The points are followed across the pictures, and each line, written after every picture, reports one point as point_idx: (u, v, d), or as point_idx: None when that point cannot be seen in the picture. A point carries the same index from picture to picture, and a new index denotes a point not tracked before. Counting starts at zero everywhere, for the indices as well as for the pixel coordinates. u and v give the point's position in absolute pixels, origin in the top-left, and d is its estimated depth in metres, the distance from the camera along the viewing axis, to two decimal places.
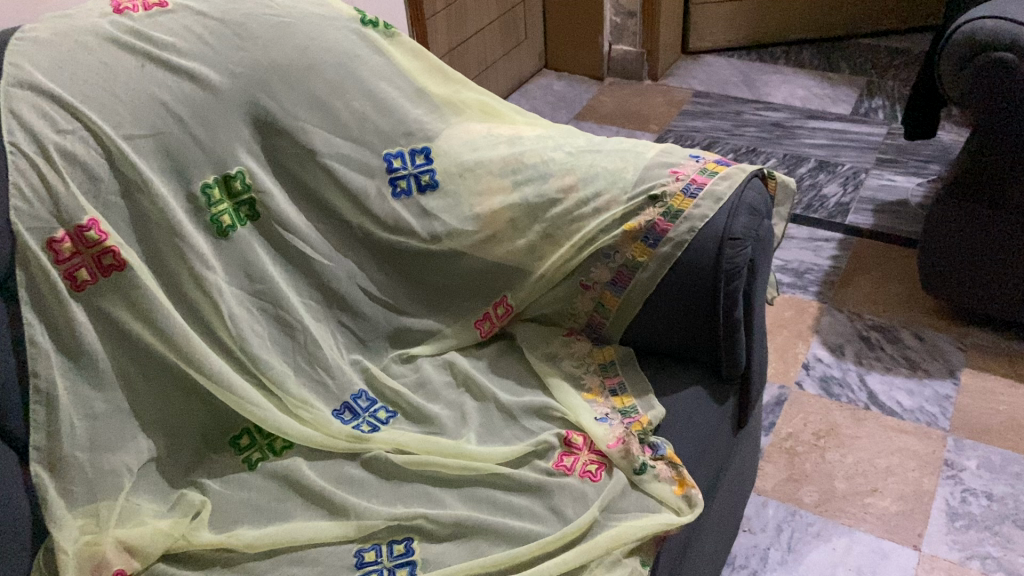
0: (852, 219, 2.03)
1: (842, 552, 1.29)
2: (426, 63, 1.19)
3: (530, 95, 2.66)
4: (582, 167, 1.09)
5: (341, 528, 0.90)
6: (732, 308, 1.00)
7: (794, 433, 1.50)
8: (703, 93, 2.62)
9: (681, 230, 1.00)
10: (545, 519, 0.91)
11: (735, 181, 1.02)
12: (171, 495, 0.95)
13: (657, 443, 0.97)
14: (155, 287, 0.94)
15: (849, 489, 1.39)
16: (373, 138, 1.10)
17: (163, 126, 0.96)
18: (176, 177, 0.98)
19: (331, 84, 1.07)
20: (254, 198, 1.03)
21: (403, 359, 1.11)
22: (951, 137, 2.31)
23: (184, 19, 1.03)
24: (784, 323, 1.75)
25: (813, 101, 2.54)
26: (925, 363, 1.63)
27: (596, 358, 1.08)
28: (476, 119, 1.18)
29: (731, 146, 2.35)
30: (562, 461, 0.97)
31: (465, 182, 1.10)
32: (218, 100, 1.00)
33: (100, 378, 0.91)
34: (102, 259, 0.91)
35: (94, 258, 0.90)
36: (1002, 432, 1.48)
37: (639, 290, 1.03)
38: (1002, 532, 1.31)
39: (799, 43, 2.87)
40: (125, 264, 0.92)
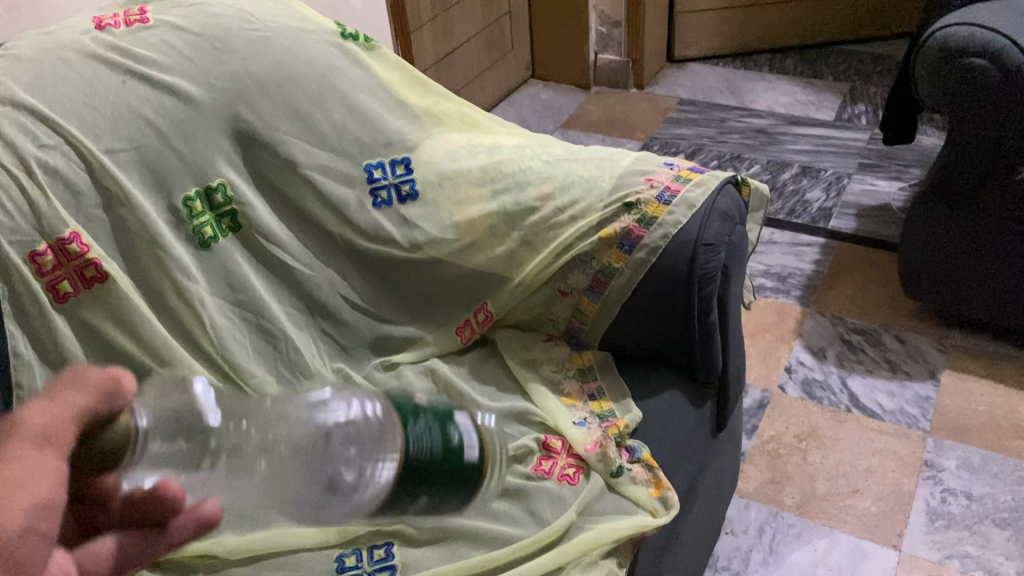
0: (834, 224, 2.05)
1: (823, 553, 1.31)
2: (405, 74, 1.21)
3: (516, 104, 2.68)
4: (559, 175, 1.10)
5: (323, 535, 0.91)
6: (707, 312, 1.01)
7: (776, 436, 1.51)
8: (688, 101, 2.65)
9: (655, 236, 1.02)
10: (523, 523, 0.92)
11: (707, 188, 1.04)
12: None
13: (634, 446, 0.99)
14: (136, 298, 0.96)
15: (830, 490, 1.41)
16: (353, 149, 1.11)
17: (144, 139, 0.98)
18: (157, 190, 0.99)
19: (311, 96, 1.09)
20: (236, 210, 1.05)
21: (386, 367, 1.11)
22: (932, 141, 2.34)
23: (164, 34, 1.04)
24: (766, 327, 1.77)
25: (796, 107, 2.57)
26: (906, 365, 1.65)
27: (575, 363, 1.10)
28: (455, 129, 1.20)
29: (716, 153, 2.37)
30: (540, 465, 0.98)
31: (444, 191, 1.12)
32: (198, 114, 1.02)
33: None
34: (85, 272, 0.92)
35: (77, 271, 0.92)
36: (982, 433, 1.49)
37: (616, 296, 1.05)
38: (981, 532, 1.33)
39: (784, 50, 2.89)
40: (108, 276, 0.93)
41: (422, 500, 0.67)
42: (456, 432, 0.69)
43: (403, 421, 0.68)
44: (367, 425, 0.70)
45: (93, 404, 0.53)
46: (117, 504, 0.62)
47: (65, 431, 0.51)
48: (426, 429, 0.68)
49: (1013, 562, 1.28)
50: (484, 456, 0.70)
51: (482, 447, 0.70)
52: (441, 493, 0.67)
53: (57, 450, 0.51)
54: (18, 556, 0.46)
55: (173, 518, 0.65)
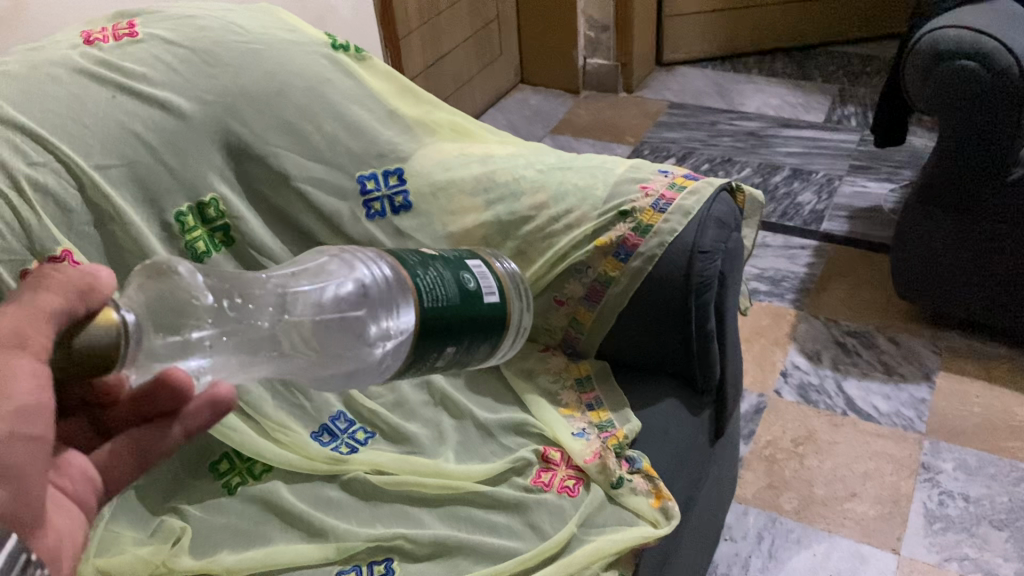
0: (826, 226, 2.06)
1: (822, 558, 1.31)
2: (397, 84, 1.20)
3: (506, 110, 2.67)
4: (553, 184, 1.10)
5: (321, 551, 0.90)
6: (704, 320, 1.01)
7: (773, 440, 1.51)
8: (678, 104, 2.65)
9: (651, 244, 1.02)
10: (524, 536, 0.92)
11: (702, 195, 1.04)
12: (151, 523, 0.94)
13: (634, 456, 0.98)
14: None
15: (827, 495, 1.40)
16: (346, 160, 1.10)
17: (134, 155, 0.97)
18: (148, 206, 0.99)
19: (302, 109, 1.08)
20: (228, 224, 1.04)
21: None
22: (922, 142, 2.34)
23: (153, 48, 1.03)
24: (760, 331, 1.77)
25: (786, 109, 2.57)
26: (901, 367, 1.65)
27: (573, 372, 1.09)
28: (449, 139, 1.19)
29: (706, 157, 2.37)
30: (539, 477, 0.98)
31: (437, 202, 1.11)
32: (188, 128, 1.01)
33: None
34: None
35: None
36: (978, 434, 1.50)
37: (612, 305, 1.05)
38: (979, 534, 1.33)
39: (772, 52, 2.90)
40: None
41: (448, 349, 0.80)
42: (467, 282, 0.83)
43: (413, 276, 0.79)
44: (379, 288, 0.78)
45: (66, 301, 0.53)
46: (124, 399, 0.63)
47: (37, 330, 0.51)
48: (438, 281, 0.80)
49: (1011, 564, 1.28)
50: (502, 301, 0.86)
51: (497, 293, 0.86)
52: (462, 338, 0.81)
53: (30, 355, 0.50)
54: (2, 461, 0.46)
55: (184, 405, 0.64)
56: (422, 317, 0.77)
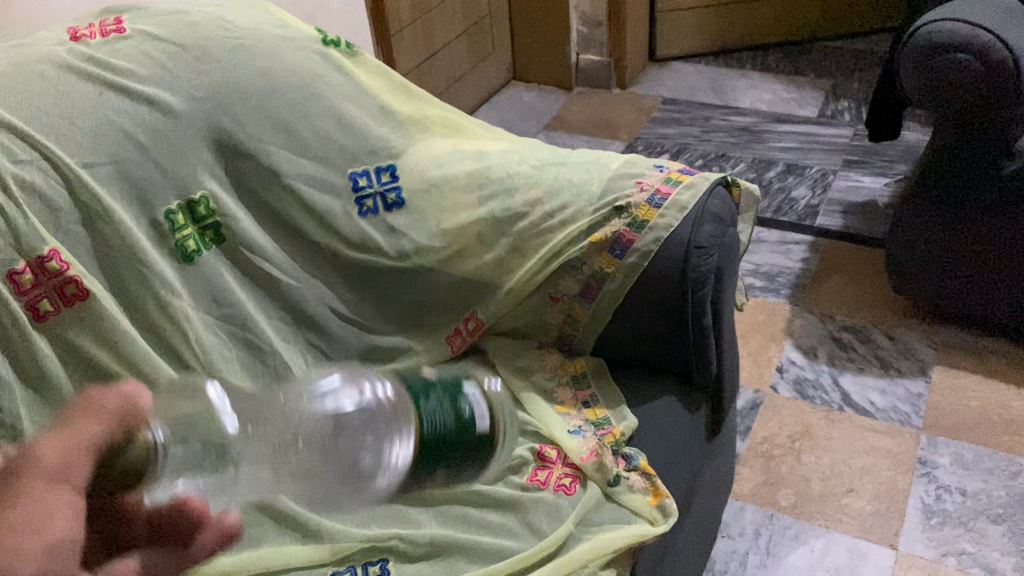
0: (821, 221, 2.05)
1: (820, 554, 1.30)
2: (390, 80, 1.19)
3: (499, 107, 2.66)
4: (547, 180, 1.09)
5: (317, 553, 0.90)
6: (701, 315, 1.00)
7: (770, 436, 1.51)
8: (672, 100, 2.64)
9: (647, 239, 1.01)
10: (520, 535, 0.91)
11: (698, 190, 1.03)
12: None
13: (630, 453, 0.97)
14: (119, 315, 0.94)
15: (824, 491, 1.40)
16: (338, 157, 1.09)
17: (123, 153, 0.96)
18: (138, 205, 0.98)
19: (293, 105, 1.07)
20: (220, 222, 1.03)
21: None
22: (916, 136, 2.34)
23: (141, 44, 1.02)
24: (756, 327, 1.76)
25: (779, 104, 2.57)
26: (896, 362, 1.64)
27: (568, 369, 1.08)
28: (442, 135, 1.18)
29: (700, 152, 2.36)
30: (536, 475, 0.97)
31: (430, 199, 1.10)
32: (178, 125, 0.99)
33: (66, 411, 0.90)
34: (64, 289, 0.90)
35: (57, 289, 0.90)
36: (974, 429, 1.49)
37: (608, 301, 1.04)
38: (976, 528, 1.33)
39: (766, 47, 2.89)
40: (89, 293, 0.91)
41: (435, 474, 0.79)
42: (466, 404, 0.79)
43: (417, 400, 0.79)
44: (383, 411, 0.80)
45: (107, 430, 0.55)
46: (141, 520, 0.67)
47: (78, 464, 0.53)
48: (437, 409, 0.77)
49: (1009, 558, 1.28)
50: (496, 421, 0.81)
51: (492, 416, 0.81)
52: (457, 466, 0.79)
53: (70, 486, 0.53)
54: None
55: (199, 531, 0.69)
56: (420, 447, 0.77)
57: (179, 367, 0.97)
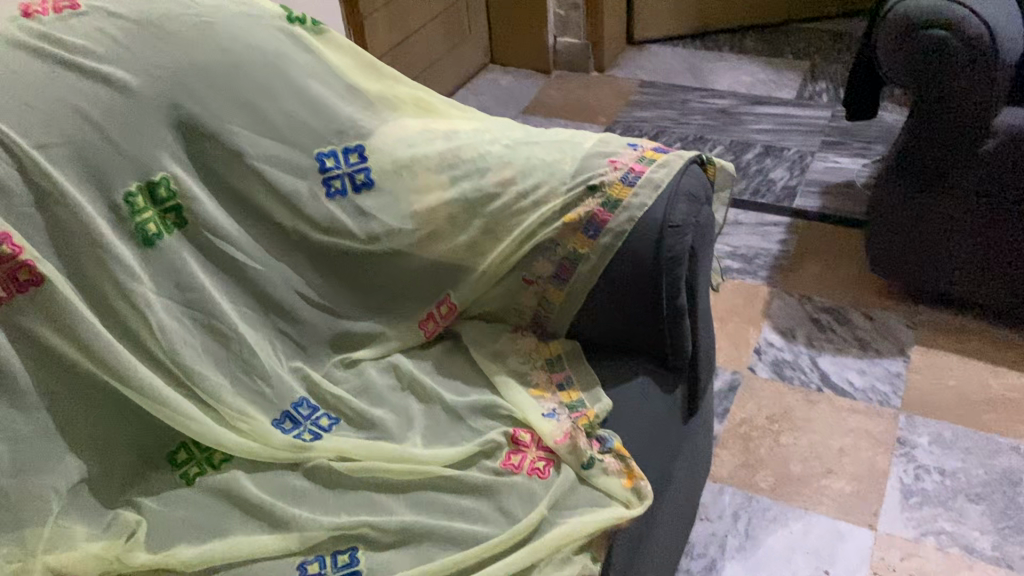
0: (799, 202, 2.04)
1: (799, 535, 1.29)
2: (357, 59, 1.16)
3: (476, 91, 2.63)
4: (520, 160, 1.06)
5: (284, 541, 0.87)
6: (675, 296, 0.98)
7: (748, 418, 1.50)
8: (650, 83, 2.62)
9: (620, 219, 0.99)
10: (493, 520, 0.89)
11: (673, 168, 1.00)
12: (106, 516, 0.91)
13: (604, 436, 0.96)
14: (77, 302, 0.90)
15: (804, 472, 1.39)
16: (304, 138, 1.07)
17: (79, 133, 0.93)
18: (96, 187, 0.94)
19: (257, 85, 1.04)
20: (181, 205, 1.00)
21: (345, 364, 1.08)
22: (894, 117, 2.33)
23: (97, 21, 0.99)
24: (734, 309, 1.75)
25: (757, 86, 2.55)
26: (875, 343, 1.64)
27: (543, 353, 1.06)
28: (412, 114, 1.15)
29: (679, 135, 2.35)
30: (509, 459, 0.95)
31: (400, 180, 1.08)
32: (136, 105, 0.96)
33: (22, 400, 0.87)
34: (18, 275, 0.87)
35: (9, 275, 0.86)
36: (953, 408, 1.49)
37: (582, 283, 1.02)
38: (955, 507, 1.32)
39: (743, 30, 2.88)
40: (44, 280, 0.88)
41: None
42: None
43: None
44: None
45: None
46: None
47: None
48: None
49: (988, 537, 1.28)
50: None
51: None
52: None
53: None
54: None
55: None
56: None
57: (141, 355, 0.95)
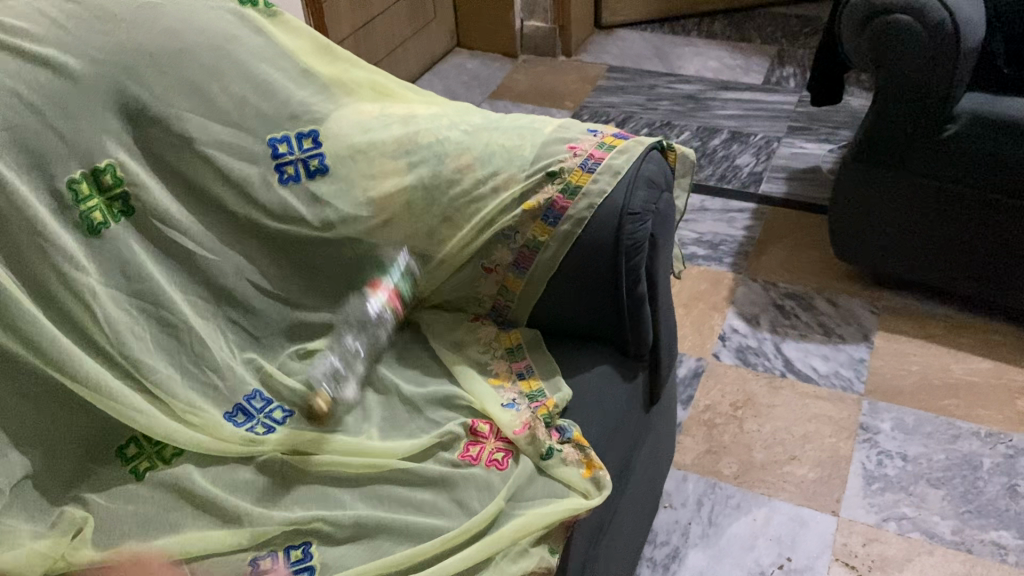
0: (765, 188, 2.04)
1: (762, 522, 1.29)
2: (312, 41, 1.13)
3: (441, 75, 2.60)
4: (479, 146, 1.03)
5: (234, 537, 0.85)
6: (635, 283, 0.96)
7: (712, 405, 1.49)
8: (617, 68, 2.60)
9: (580, 207, 0.96)
10: (451, 514, 0.87)
11: (632, 154, 0.98)
12: (51, 515, 0.88)
13: (564, 426, 0.93)
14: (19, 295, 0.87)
15: (767, 459, 1.39)
16: (255, 123, 1.04)
17: (19, 121, 0.89)
18: (39, 176, 0.90)
19: (207, 69, 1.01)
20: (128, 193, 0.97)
21: (302, 355, 1.05)
22: (859, 102, 2.34)
23: (38, 3, 0.96)
24: (699, 296, 1.74)
25: (724, 71, 2.54)
26: (839, 329, 1.64)
27: (503, 342, 1.04)
28: (368, 99, 1.13)
29: (645, 121, 2.33)
30: (467, 452, 0.93)
31: (356, 167, 1.05)
32: (80, 90, 0.93)
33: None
34: None
35: None
36: (915, 393, 1.49)
37: (542, 271, 0.99)
38: (917, 492, 1.33)
39: (712, 14, 2.87)
40: None
41: None
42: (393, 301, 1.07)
43: None
44: None
45: None
46: None
47: None
48: None
49: (948, 521, 1.28)
50: None
51: None
52: None
53: None
54: None
55: None
56: None
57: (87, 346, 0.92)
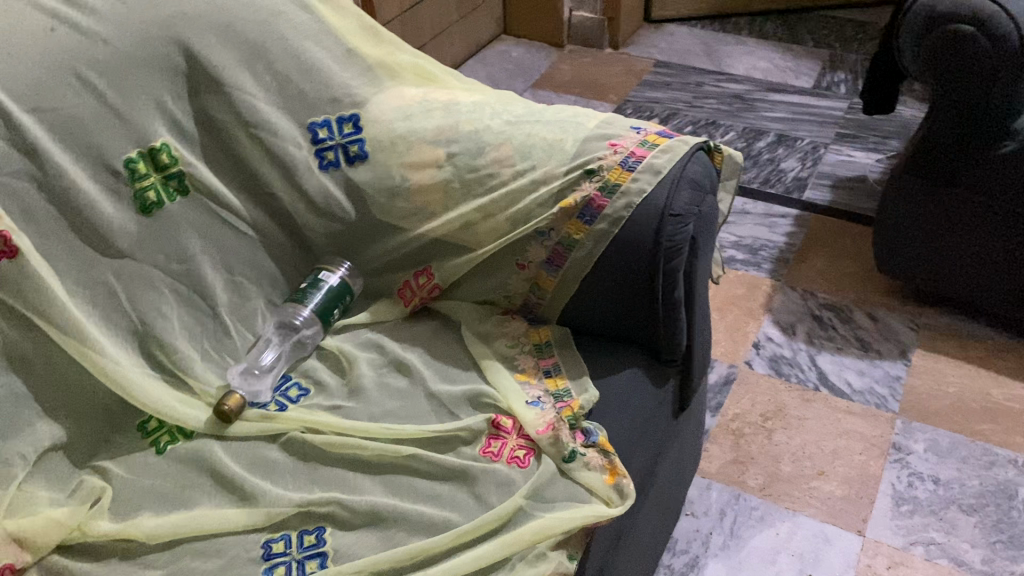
0: (809, 195, 2.00)
1: (785, 537, 1.27)
2: (358, 22, 1.12)
3: (485, 62, 2.58)
4: (520, 137, 1.01)
5: (248, 517, 0.84)
6: (672, 288, 0.93)
7: (741, 414, 1.46)
8: (665, 63, 2.56)
9: (618, 206, 0.93)
10: (468, 509, 0.85)
11: (676, 154, 0.95)
12: (71, 482, 0.89)
13: (589, 429, 0.91)
14: (54, 282, 0.88)
15: (794, 472, 1.36)
16: (296, 104, 1.04)
17: (65, 93, 0.88)
18: (79, 147, 0.90)
19: (252, 46, 1.01)
20: (183, 172, 0.99)
21: (338, 330, 1.07)
22: (911, 112, 2.28)
23: None
24: (734, 300, 1.71)
25: (774, 72, 2.49)
26: (877, 343, 1.60)
27: (531, 338, 1.02)
28: (411, 84, 1.11)
29: (690, 119, 2.29)
30: (489, 446, 0.91)
31: (394, 153, 1.03)
32: (123, 60, 0.92)
33: (25, 359, 0.88)
34: None
35: None
36: (951, 415, 1.45)
37: (575, 270, 0.97)
38: (947, 518, 1.29)
39: (764, 13, 2.82)
40: (17, 252, 0.84)
41: None
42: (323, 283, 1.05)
43: None
44: None
45: None
46: None
47: None
48: None
49: (978, 550, 1.25)
50: None
51: None
52: None
53: None
54: None
55: None
56: None
57: (113, 330, 0.94)
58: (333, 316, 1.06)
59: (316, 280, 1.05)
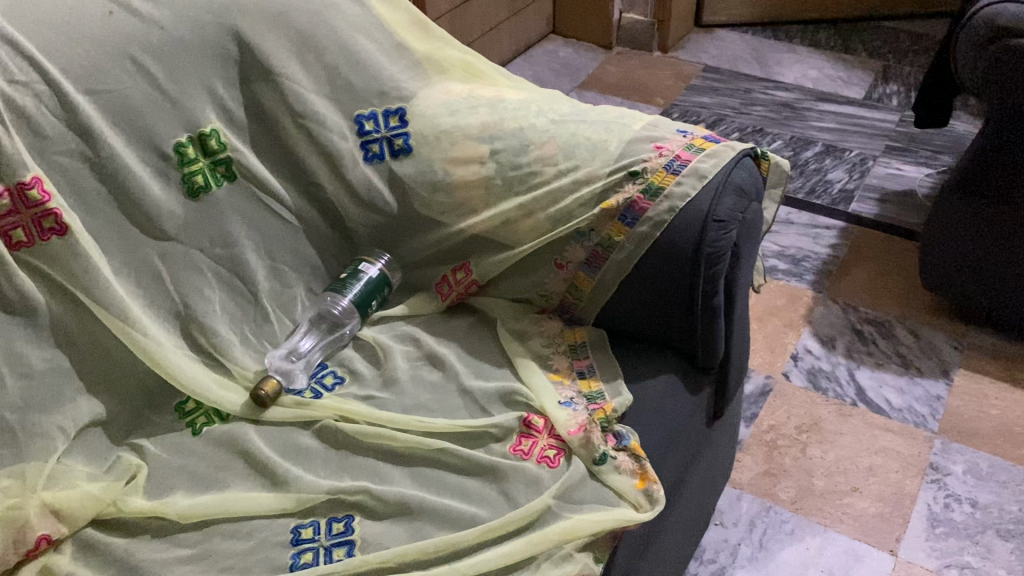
0: (855, 207, 1.97)
1: (815, 552, 1.25)
2: (408, 16, 1.13)
3: (533, 61, 2.58)
4: (564, 136, 1.01)
5: (279, 501, 0.85)
6: (712, 294, 0.92)
7: (776, 426, 1.45)
8: (714, 68, 2.54)
9: (660, 209, 0.93)
10: (496, 506, 0.85)
11: (722, 159, 0.94)
12: (108, 458, 0.90)
13: (621, 432, 0.91)
14: (101, 262, 0.89)
15: (827, 488, 1.34)
16: (344, 96, 1.05)
17: (119, 76, 0.90)
18: (131, 129, 0.92)
19: (302, 36, 1.02)
20: (231, 158, 1.00)
21: (375, 322, 1.07)
22: (965, 128, 2.23)
23: None
24: (774, 311, 1.69)
25: (824, 82, 2.46)
26: (919, 361, 1.57)
27: (567, 338, 1.01)
28: (458, 79, 1.12)
29: (737, 126, 2.27)
30: (519, 445, 0.91)
31: (437, 147, 1.04)
32: (177, 46, 0.94)
33: (69, 335, 0.89)
34: (42, 222, 0.85)
35: (34, 221, 0.85)
36: (993, 438, 1.42)
37: (614, 272, 0.96)
38: (983, 542, 1.26)
39: (817, 22, 2.78)
40: (68, 230, 0.86)
41: None
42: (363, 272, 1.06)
43: None
44: None
45: None
46: None
47: None
48: None
49: None
50: None
51: None
52: None
53: None
54: None
55: None
56: None
57: (155, 310, 0.95)
58: (371, 307, 1.06)
59: (355, 270, 1.06)
